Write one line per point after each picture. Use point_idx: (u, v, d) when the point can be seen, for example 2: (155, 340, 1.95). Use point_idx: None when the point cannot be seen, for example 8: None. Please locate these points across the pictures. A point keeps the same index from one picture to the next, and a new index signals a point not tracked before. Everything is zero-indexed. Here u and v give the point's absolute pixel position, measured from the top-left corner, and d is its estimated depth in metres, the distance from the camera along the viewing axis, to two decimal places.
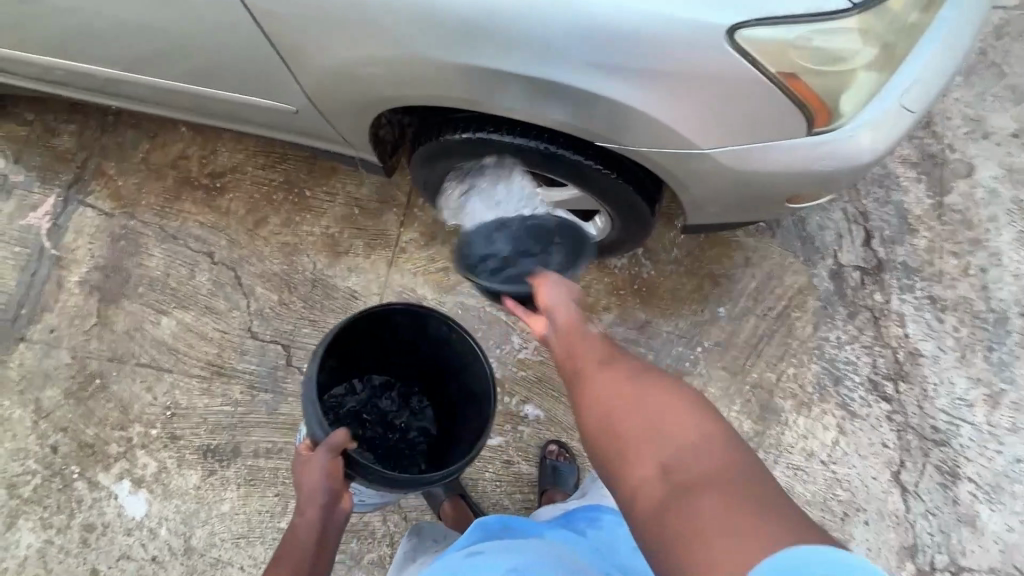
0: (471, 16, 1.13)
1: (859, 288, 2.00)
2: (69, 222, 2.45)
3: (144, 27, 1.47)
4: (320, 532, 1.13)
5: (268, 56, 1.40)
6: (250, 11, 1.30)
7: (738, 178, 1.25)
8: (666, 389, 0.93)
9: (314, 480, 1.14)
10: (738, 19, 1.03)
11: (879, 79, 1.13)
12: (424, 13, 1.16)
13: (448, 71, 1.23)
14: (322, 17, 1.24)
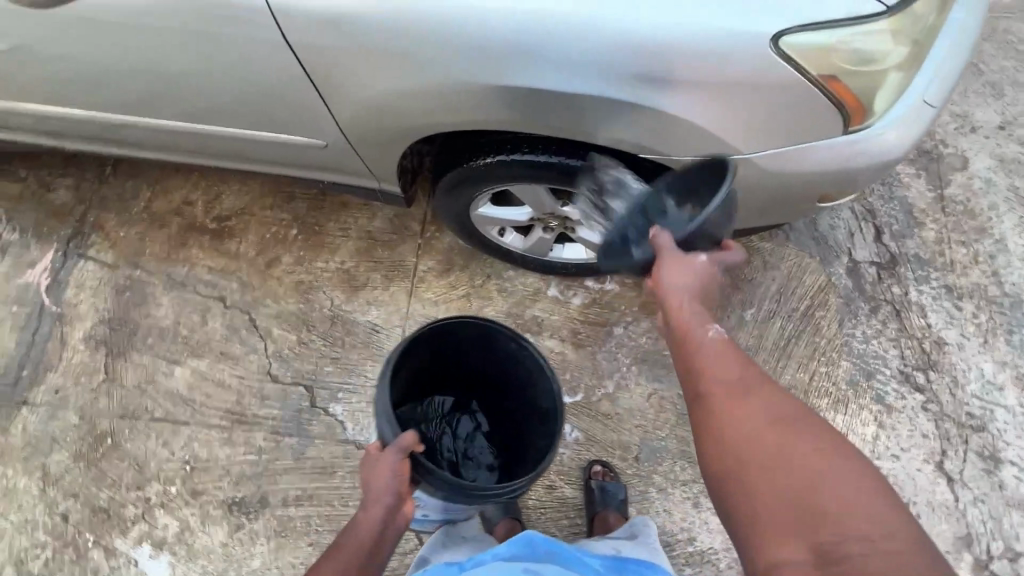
0: (524, 41, 1.14)
1: (877, 283, 2.05)
2: (70, 277, 2.37)
3: (160, 73, 1.46)
4: (382, 530, 1.12)
5: (298, 92, 1.39)
6: (291, 44, 1.27)
7: (776, 181, 1.28)
8: (829, 459, 0.86)
9: (379, 477, 1.15)
10: (779, 26, 1.07)
11: (906, 78, 1.18)
12: (475, 40, 1.16)
13: (495, 94, 1.23)
14: (361, 50, 1.24)
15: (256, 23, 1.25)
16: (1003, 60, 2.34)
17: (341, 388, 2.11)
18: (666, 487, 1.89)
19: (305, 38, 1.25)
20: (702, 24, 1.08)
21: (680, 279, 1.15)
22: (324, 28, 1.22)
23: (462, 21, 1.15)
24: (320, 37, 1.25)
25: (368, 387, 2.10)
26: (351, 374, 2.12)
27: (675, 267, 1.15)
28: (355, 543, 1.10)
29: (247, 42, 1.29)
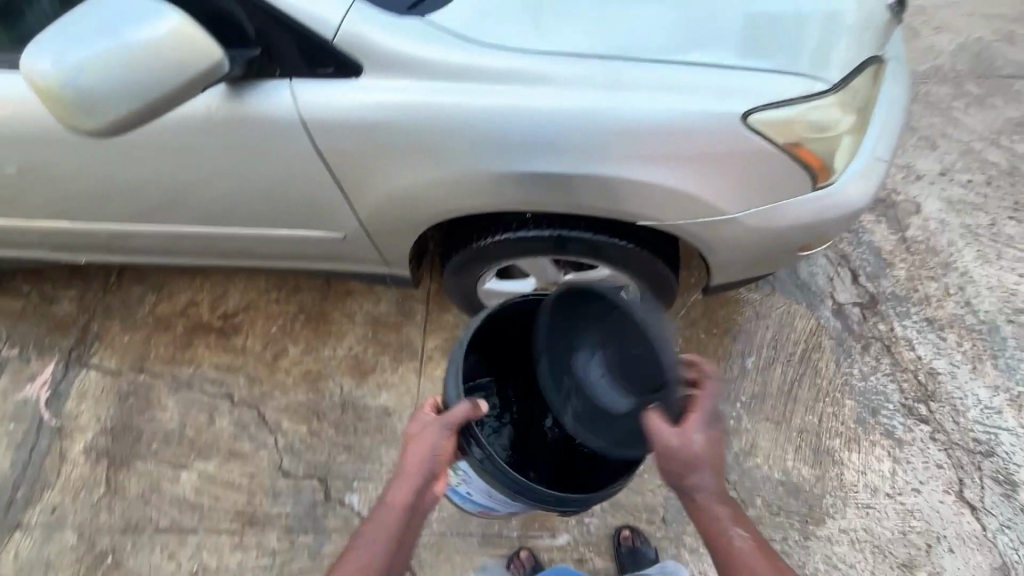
0: (541, 133, 1.24)
1: (863, 322, 2.17)
2: (71, 387, 2.34)
3: (171, 184, 1.51)
4: (413, 508, 1.16)
5: (308, 193, 1.44)
6: (303, 150, 1.31)
7: (760, 236, 1.41)
8: None
9: (414, 452, 1.17)
10: (747, 106, 1.23)
11: (856, 139, 1.37)
12: (495, 133, 1.25)
13: (509, 179, 1.30)
14: (372, 149, 1.29)
15: (286, 133, 1.28)
16: (930, 117, 2.66)
17: (356, 476, 2.06)
18: (697, 547, 1.86)
19: (332, 144, 1.29)
20: (690, 111, 1.23)
21: (697, 460, 1.15)
22: (354, 134, 1.26)
23: (484, 119, 1.24)
24: (330, 140, 1.28)
25: (384, 472, 2.06)
26: (366, 461, 2.09)
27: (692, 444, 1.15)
28: (385, 521, 1.13)
29: (256, 155, 1.35)
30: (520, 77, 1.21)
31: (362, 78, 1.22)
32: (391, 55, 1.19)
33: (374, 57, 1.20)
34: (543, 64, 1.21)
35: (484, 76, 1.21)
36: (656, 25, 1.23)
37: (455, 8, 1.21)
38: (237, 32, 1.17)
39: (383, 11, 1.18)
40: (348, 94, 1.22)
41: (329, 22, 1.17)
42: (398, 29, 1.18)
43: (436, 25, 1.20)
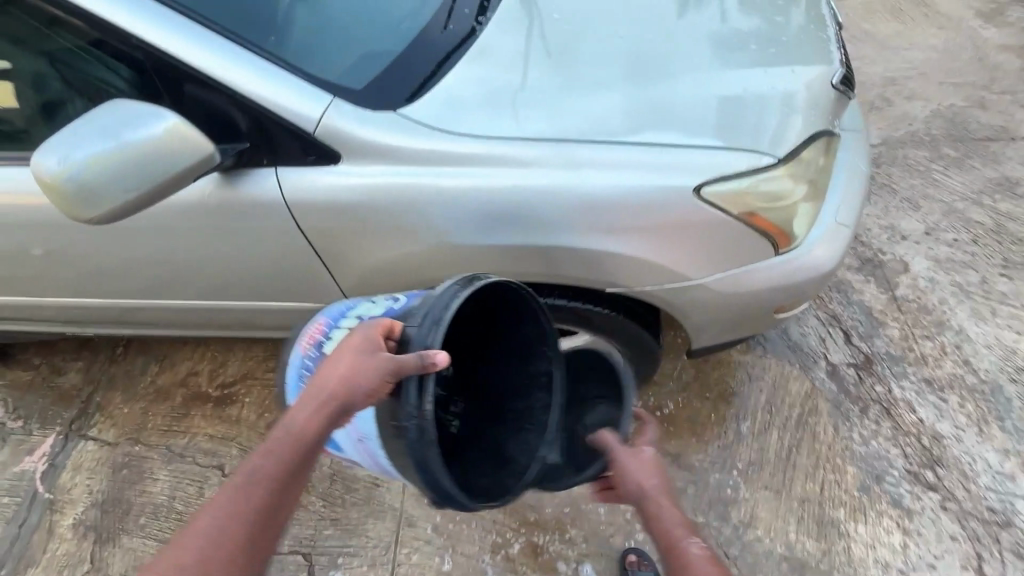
0: (510, 211, 1.31)
1: (859, 383, 2.13)
2: (66, 459, 2.36)
3: (175, 262, 1.62)
4: (311, 447, 0.93)
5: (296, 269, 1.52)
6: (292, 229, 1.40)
7: (731, 301, 1.45)
8: None
9: (334, 370, 0.97)
10: (698, 181, 1.29)
11: (814, 207, 1.43)
12: (466, 212, 1.31)
13: (481, 252, 1.36)
14: (354, 226, 1.36)
15: (275, 214, 1.37)
16: (910, 180, 2.73)
17: (342, 551, 2.00)
18: None
19: (317, 223, 1.37)
20: (650, 188, 1.29)
21: (649, 471, 1.05)
22: (336, 213, 1.35)
23: (455, 200, 1.31)
24: (315, 216, 1.36)
25: (369, 548, 1.99)
26: (352, 535, 2.02)
27: (637, 460, 1.07)
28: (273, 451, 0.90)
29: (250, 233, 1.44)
30: (488, 161, 1.29)
31: (341, 164, 1.30)
32: (367, 145, 1.27)
33: (351, 148, 1.28)
34: (509, 149, 1.28)
35: (454, 160, 1.29)
36: (616, 110, 1.32)
37: (428, 102, 1.31)
38: (232, 128, 1.28)
39: (364, 108, 1.28)
40: (329, 180, 1.31)
41: (309, 115, 1.25)
42: (373, 122, 1.27)
43: (409, 117, 1.29)
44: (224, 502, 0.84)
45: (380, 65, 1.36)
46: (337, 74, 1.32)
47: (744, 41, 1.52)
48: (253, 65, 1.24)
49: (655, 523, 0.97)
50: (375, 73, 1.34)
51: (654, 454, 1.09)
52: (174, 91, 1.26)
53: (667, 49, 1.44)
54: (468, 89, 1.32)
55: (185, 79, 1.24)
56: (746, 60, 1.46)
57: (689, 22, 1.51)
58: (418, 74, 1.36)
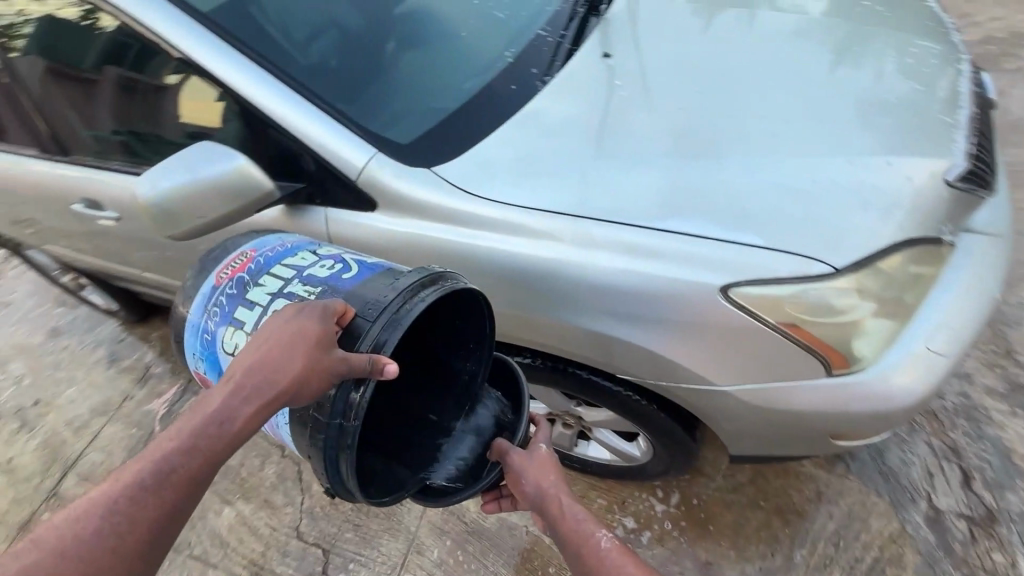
0: (521, 278, 1.29)
1: (970, 544, 1.70)
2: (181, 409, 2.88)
3: None
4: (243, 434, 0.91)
5: None
6: None
7: (767, 415, 1.26)
8: None
9: (283, 367, 0.91)
10: (727, 280, 1.16)
11: (893, 325, 1.19)
12: (480, 271, 1.33)
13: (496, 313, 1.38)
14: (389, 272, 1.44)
15: None
16: None
17: (355, 558, 2.11)
18: None
19: None
20: (671, 279, 1.18)
21: (546, 471, 1.25)
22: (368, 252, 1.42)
23: (471, 259, 1.33)
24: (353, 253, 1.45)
25: (378, 563, 2.09)
26: (366, 545, 2.13)
27: (533, 462, 1.27)
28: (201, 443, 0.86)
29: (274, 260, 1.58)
30: (506, 226, 1.29)
31: (375, 210, 1.39)
32: (399, 196, 1.34)
33: (385, 197, 1.37)
34: (529, 217, 1.27)
35: (474, 221, 1.31)
36: (647, 192, 1.26)
37: (464, 162, 1.35)
38: (296, 170, 1.43)
39: (403, 162, 1.37)
40: (360, 223, 1.41)
41: (356, 165, 1.36)
42: (406, 176, 1.34)
43: (441, 175, 1.34)
44: (124, 503, 0.80)
45: (430, 123, 1.45)
46: (389, 129, 1.44)
47: (837, 129, 1.34)
48: (320, 118, 1.40)
49: (558, 513, 1.18)
50: (423, 130, 1.43)
51: (546, 452, 1.30)
52: (258, 134, 1.45)
53: (741, 134, 1.34)
54: (504, 154, 1.35)
55: (265, 125, 1.42)
56: (831, 150, 1.28)
57: (782, 109, 1.39)
58: (462, 133, 1.41)
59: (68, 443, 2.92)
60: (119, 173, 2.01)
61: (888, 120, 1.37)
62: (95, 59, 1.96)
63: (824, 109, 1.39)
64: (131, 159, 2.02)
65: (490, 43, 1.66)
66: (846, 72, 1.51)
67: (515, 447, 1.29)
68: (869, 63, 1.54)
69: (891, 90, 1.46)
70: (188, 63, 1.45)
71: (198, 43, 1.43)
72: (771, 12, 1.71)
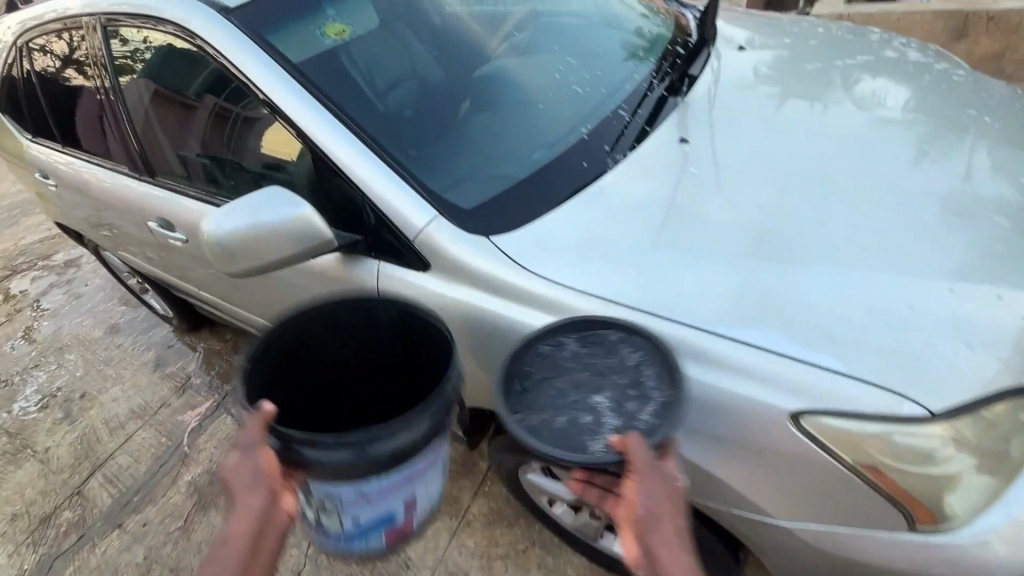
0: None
1: None
2: (210, 425, 2.92)
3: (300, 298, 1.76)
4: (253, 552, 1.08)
5: None
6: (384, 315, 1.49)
7: (834, 562, 1.10)
8: None
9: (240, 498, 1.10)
10: (797, 407, 1.05)
11: (997, 483, 1.01)
12: None
13: None
14: None
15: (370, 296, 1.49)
16: None
17: None
18: None
19: None
20: (729, 392, 1.09)
21: (668, 506, 0.96)
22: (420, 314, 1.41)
23: (513, 336, 1.29)
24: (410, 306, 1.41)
25: None
26: None
27: (659, 487, 0.97)
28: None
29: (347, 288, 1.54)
30: (558, 309, 1.24)
31: (425, 272, 1.38)
32: (454, 260, 1.32)
33: (439, 258, 1.36)
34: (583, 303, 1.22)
35: (526, 298, 1.27)
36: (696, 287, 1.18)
37: (523, 235, 1.32)
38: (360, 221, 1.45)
39: (461, 227, 1.35)
40: (414, 283, 1.40)
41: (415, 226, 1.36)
42: (465, 243, 1.32)
43: (498, 245, 1.32)
44: None
45: (493, 190, 1.44)
46: (452, 192, 1.44)
47: (924, 243, 1.22)
48: (385, 172, 1.43)
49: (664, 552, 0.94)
50: (487, 196, 1.42)
51: (678, 484, 1.00)
52: (326, 181, 1.49)
53: (809, 239, 1.25)
54: (566, 232, 1.31)
55: (333, 172, 1.47)
56: (915, 271, 1.17)
57: (872, 215, 1.29)
58: (520, 203, 1.39)
59: (101, 442, 2.99)
60: (199, 200, 2.16)
61: (975, 236, 1.24)
62: (196, 88, 2.09)
63: (907, 218, 1.28)
64: (212, 187, 2.14)
65: (565, 115, 1.65)
66: (928, 170, 1.40)
67: (647, 452, 0.98)
68: (960, 168, 1.42)
69: (981, 199, 1.33)
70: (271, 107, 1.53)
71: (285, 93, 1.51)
72: (852, 105, 1.62)
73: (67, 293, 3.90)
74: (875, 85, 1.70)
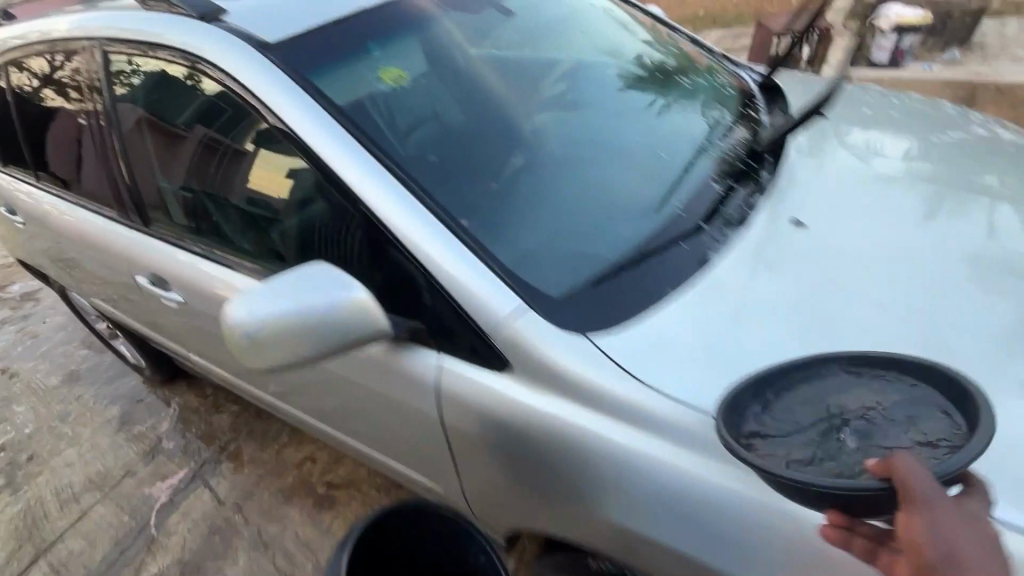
0: (644, 487, 1.09)
1: None
2: (183, 501, 2.53)
3: (331, 377, 1.49)
4: None
5: (431, 431, 1.33)
6: (445, 416, 1.26)
7: None
8: None
9: None
10: None
11: None
12: (632, 472, 1.09)
13: (641, 535, 1.12)
14: (520, 446, 1.20)
15: (430, 394, 1.26)
16: None
17: None
18: None
19: (476, 427, 1.23)
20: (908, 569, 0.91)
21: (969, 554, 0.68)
22: (496, 424, 1.19)
23: (609, 458, 1.10)
24: (488, 411, 1.19)
25: None
26: None
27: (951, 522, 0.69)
28: None
29: (405, 382, 1.29)
30: (674, 430, 1.05)
31: (506, 374, 1.16)
32: (546, 364, 1.11)
33: (523, 359, 1.14)
34: (696, 425, 1.04)
35: (635, 415, 1.08)
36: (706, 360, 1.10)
37: (629, 337, 1.12)
38: (419, 307, 1.22)
39: (553, 323, 1.13)
40: (491, 389, 1.17)
41: (497, 321, 1.14)
42: (567, 346, 1.11)
43: (600, 347, 1.12)
44: None
45: (578, 278, 1.23)
46: (537, 276, 1.22)
47: (951, 315, 1.13)
48: (452, 246, 1.20)
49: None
50: (581, 285, 1.21)
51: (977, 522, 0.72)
52: (379, 257, 1.26)
53: (907, 338, 1.10)
54: (684, 337, 1.12)
55: (382, 240, 1.25)
56: (941, 350, 1.08)
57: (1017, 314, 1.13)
58: (614, 296, 1.18)
59: (49, 518, 2.55)
60: (189, 252, 1.81)
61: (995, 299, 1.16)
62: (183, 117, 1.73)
63: (968, 297, 1.16)
64: (194, 232, 1.80)
65: (630, 177, 1.46)
66: (957, 225, 1.32)
67: (932, 481, 0.71)
68: (979, 221, 1.34)
69: (1000, 257, 1.25)
70: (288, 134, 1.34)
71: (338, 151, 1.30)
72: (881, 164, 1.52)
73: (21, 333, 3.47)
74: (870, 138, 1.64)
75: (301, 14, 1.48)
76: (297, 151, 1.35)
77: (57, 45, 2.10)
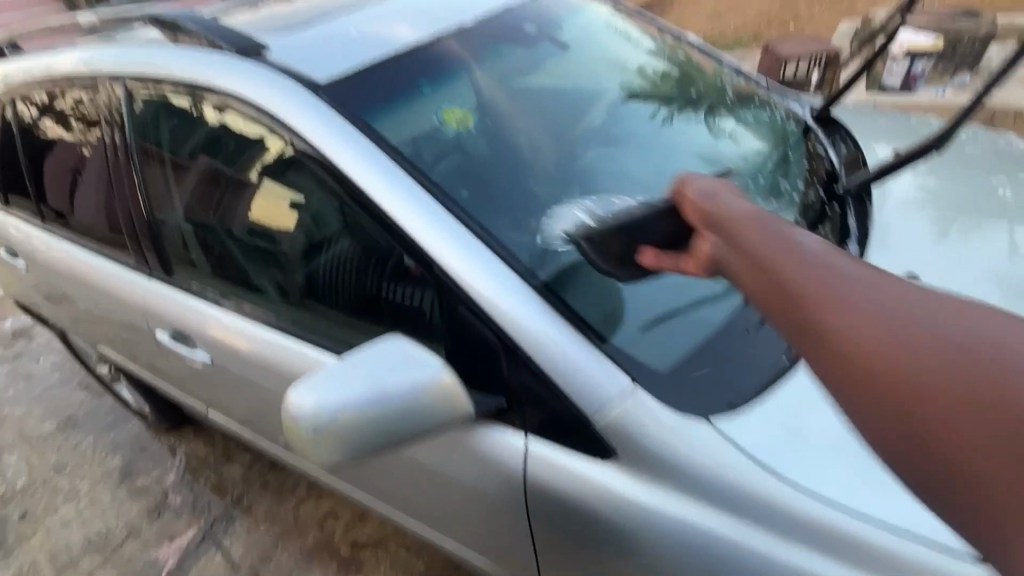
0: None
1: None
2: (194, 565, 2.33)
3: (405, 461, 1.32)
4: None
5: (524, 527, 1.17)
6: (536, 507, 1.12)
7: None
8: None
9: None
10: None
11: None
12: None
13: None
14: (625, 547, 1.05)
15: (521, 482, 1.12)
16: None
17: None
18: None
19: (572, 522, 1.09)
20: None
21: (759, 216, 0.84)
22: (595, 519, 1.06)
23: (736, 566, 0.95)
24: (591, 506, 1.05)
25: None
26: None
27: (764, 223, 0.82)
28: None
29: (502, 474, 1.14)
30: (819, 537, 0.91)
31: (610, 464, 1.04)
32: (664, 455, 0.99)
33: (634, 448, 1.01)
34: (802, 510, 0.92)
35: (752, 509, 0.95)
36: (754, 403, 1.04)
37: (755, 425, 1.00)
38: (506, 385, 1.09)
39: (666, 406, 1.01)
40: (595, 479, 1.05)
41: (599, 402, 1.02)
42: (684, 434, 0.99)
43: (725, 436, 0.99)
44: None
45: (677, 347, 1.11)
46: (636, 346, 1.09)
47: None
48: (530, 301, 1.07)
49: (822, 313, 0.71)
50: (683, 356, 1.09)
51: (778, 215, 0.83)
52: (452, 325, 1.13)
53: None
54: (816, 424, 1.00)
55: (441, 290, 1.13)
56: None
57: None
58: (724, 371, 1.08)
59: None
60: (201, 296, 1.63)
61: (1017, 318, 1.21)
62: (190, 147, 1.58)
63: None
64: (210, 276, 1.63)
65: None
66: None
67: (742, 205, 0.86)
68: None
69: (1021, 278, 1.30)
70: (324, 165, 1.23)
71: (401, 201, 1.16)
72: (968, 219, 1.46)
73: (13, 374, 3.25)
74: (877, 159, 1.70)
75: (347, 50, 1.38)
76: (326, 176, 1.24)
77: (55, 79, 1.94)
